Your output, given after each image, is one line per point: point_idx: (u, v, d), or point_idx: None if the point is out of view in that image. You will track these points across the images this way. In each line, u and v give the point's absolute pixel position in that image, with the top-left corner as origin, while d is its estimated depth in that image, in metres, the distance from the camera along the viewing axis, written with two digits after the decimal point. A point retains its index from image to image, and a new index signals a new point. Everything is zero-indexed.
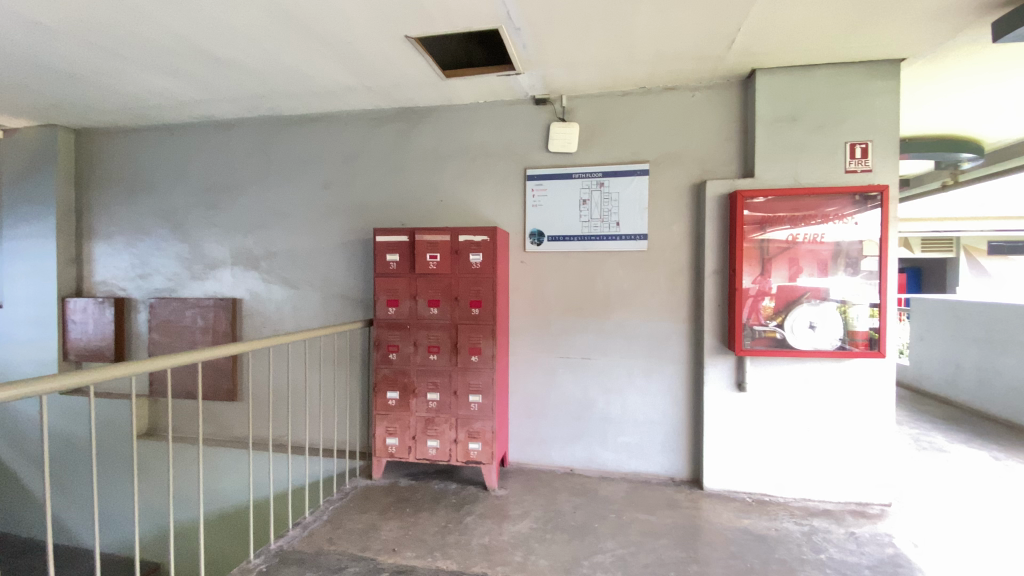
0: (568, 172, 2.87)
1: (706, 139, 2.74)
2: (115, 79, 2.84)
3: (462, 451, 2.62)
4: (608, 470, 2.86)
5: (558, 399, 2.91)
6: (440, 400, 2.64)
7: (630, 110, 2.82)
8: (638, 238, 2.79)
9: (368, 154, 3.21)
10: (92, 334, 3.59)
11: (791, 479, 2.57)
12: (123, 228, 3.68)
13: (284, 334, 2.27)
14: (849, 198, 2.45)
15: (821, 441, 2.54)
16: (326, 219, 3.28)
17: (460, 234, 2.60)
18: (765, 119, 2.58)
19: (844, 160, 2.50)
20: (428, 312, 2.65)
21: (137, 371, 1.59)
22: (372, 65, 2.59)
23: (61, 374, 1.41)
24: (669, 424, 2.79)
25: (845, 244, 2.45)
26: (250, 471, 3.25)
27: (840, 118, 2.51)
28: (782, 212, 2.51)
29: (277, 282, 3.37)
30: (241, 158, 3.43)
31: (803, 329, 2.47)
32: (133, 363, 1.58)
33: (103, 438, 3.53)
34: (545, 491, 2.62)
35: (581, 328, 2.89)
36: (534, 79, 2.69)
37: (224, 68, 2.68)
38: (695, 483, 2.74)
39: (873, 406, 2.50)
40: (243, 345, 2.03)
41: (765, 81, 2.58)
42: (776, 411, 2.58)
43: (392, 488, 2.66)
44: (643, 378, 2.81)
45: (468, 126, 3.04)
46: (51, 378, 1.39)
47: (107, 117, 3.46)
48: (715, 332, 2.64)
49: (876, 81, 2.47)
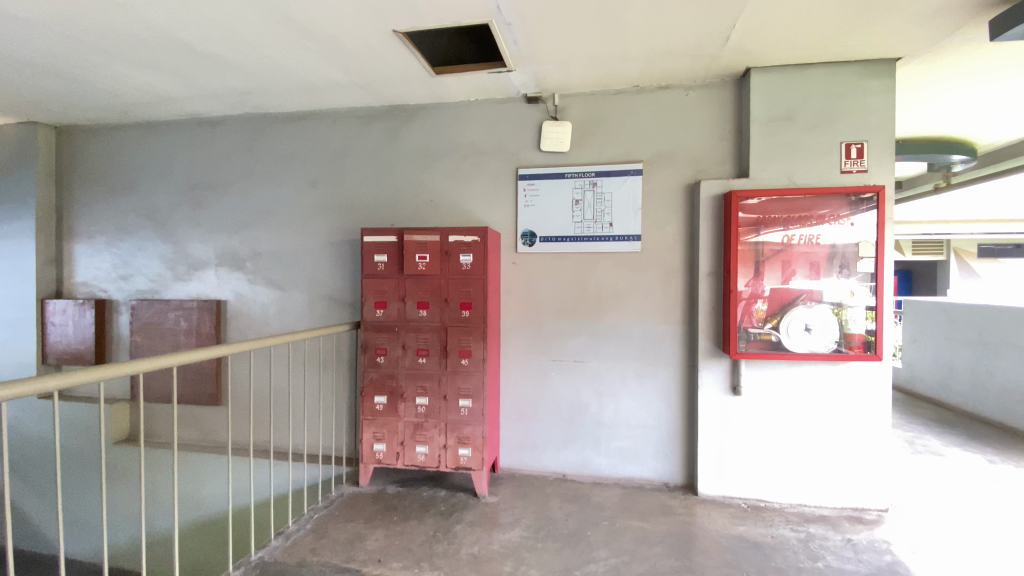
0: (561, 171, 2.82)
1: (699, 139, 2.70)
2: (95, 74, 2.75)
3: (451, 457, 2.55)
4: (601, 475, 2.80)
5: (550, 403, 2.86)
6: (429, 405, 2.57)
7: (623, 109, 2.78)
8: (631, 239, 2.74)
9: (356, 153, 3.14)
10: (72, 337, 3.48)
11: (788, 485, 2.53)
12: (105, 228, 3.58)
13: (269, 337, 2.20)
14: (845, 199, 2.41)
15: (817, 446, 2.50)
16: (314, 219, 3.20)
17: (450, 234, 2.54)
18: (760, 118, 2.54)
19: (840, 160, 2.47)
20: (416, 314, 2.58)
21: (110, 376, 1.54)
22: (361, 61, 2.53)
23: (33, 379, 1.36)
24: (663, 429, 2.74)
25: (840, 246, 2.42)
26: (234, 478, 3.16)
27: (836, 117, 2.48)
28: (776, 212, 2.47)
29: (262, 283, 3.29)
30: (226, 156, 3.35)
31: (799, 332, 2.43)
32: (108, 368, 1.54)
33: (82, 443, 3.43)
34: (537, 497, 2.57)
35: (573, 331, 2.83)
36: (526, 76, 2.64)
37: (208, 63, 2.61)
38: (689, 488, 2.69)
39: (869, 410, 2.46)
40: (227, 347, 1.97)
41: (760, 79, 2.54)
42: (771, 415, 2.53)
43: (380, 496, 2.59)
44: (636, 382, 2.76)
45: (459, 124, 2.98)
46: (22, 384, 1.33)
47: (88, 113, 3.37)
48: (710, 335, 2.59)
49: (871, 81, 2.45)
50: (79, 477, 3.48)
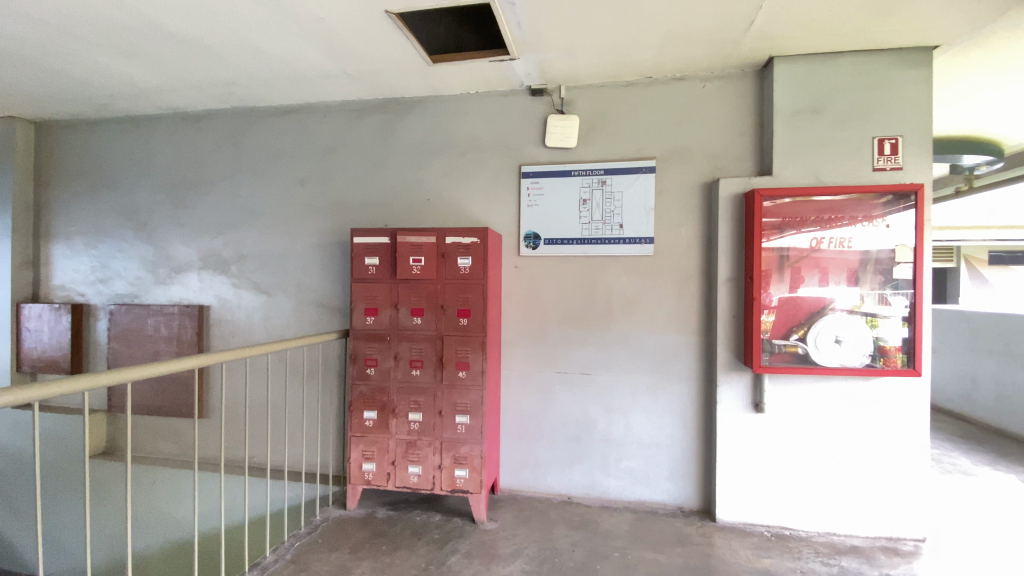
0: (567, 169, 2.63)
1: (717, 134, 2.50)
2: (67, 62, 2.56)
3: (447, 478, 2.33)
4: (610, 498, 2.58)
5: (554, 420, 2.64)
6: (423, 421, 2.36)
7: (635, 102, 2.59)
8: (643, 241, 2.54)
9: (348, 149, 2.95)
10: (47, 343, 3.29)
11: (815, 511, 2.31)
12: (84, 228, 3.39)
13: (260, 344, 2.05)
14: (879, 198, 2.21)
15: (847, 469, 2.28)
16: (302, 219, 3.01)
17: (447, 235, 2.34)
18: (784, 112, 2.35)
19: (873, 157, 2.27)
20: (410, 322, 2.37)
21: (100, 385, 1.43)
22: (351, 48, 2.33)
23: (25, 385, 1.26)
24: (677, 448, 2.52)
25: (874, 251, 2.21)
26: (218, 497, 2.96)
27: (867, 111, 2.28)
28: (803, 213, 2.26)
29: (247, 287, 3.09)
30: (212, 152, 3.16)
31: (829, 345, 2.22)
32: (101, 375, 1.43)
33: (54, 456, 3.22)
34: (540, 523, 2.34)
35: (579, 341, 2.62)
36: (531, 65, 2.44)
37: (187, 50, 2.41)
38: (705, 514, 2.47)
39: (905, 429, 2.24)
40: (215, 356, 1.84)
41: (784, 69, 2.35)
42: (797, 435, 2.32)
43: (368, 520, 2.37)
44: (648, 397, 2.55)
45: (458, 118, 2.79)
46: (15, 390, 1.23)
47: (66, 107, 3.18)
48: (729, 346, 2.38)
49: (905, 71, 2.25)
50: (52, 492, 3.27)
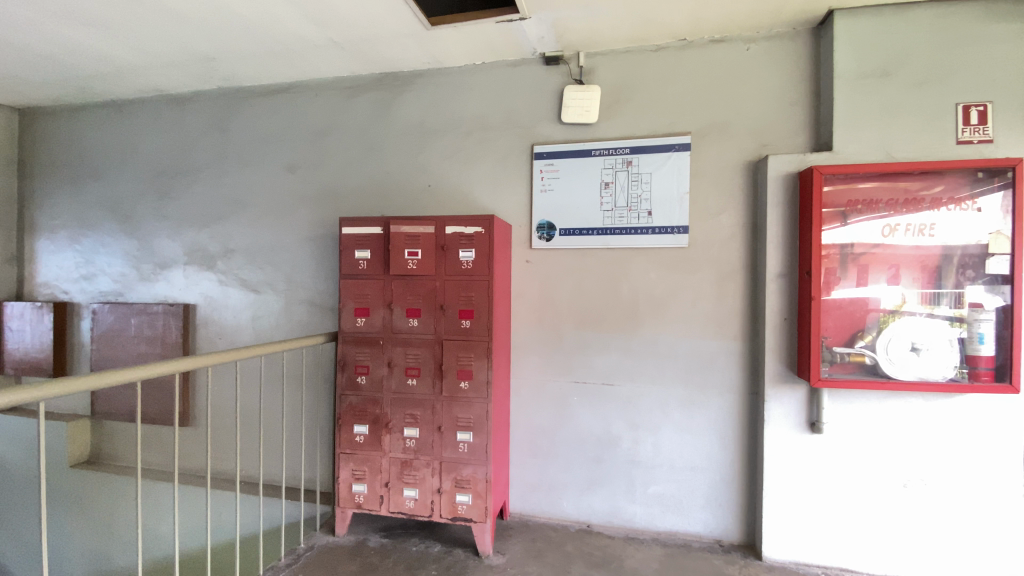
0: (586, 149, 2.29)
1: (763, 104, 2.13)
2: (32, 38, 2.31)
3: (446, 505, 2.03)
4: (635, 528, 2.25)
5: (572, 436, 2.32)
6: (420, 438, 2.05)
7: (664, 69, 2.24)
8: (675, 231, 2.19)
9: (341, 132, 2.66)
10: (29, 344, 3.08)
11: (881, 550, 1.94)
12: (68, 222, 3.17)
13: (252, 346, 1.80)
14: (968, 175, 1.82)
15: (922, 502, 1.91)
16: (292, 209, 2.73)
17: (448, 224, 2.03)
18: (845, 76, 1.97)
19: (957, 128, 1.88)
20: (406, 323, 2.07)
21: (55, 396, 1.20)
22: (338, 11, 2.03)
23: None
24: (715, 472, 2.17)
25: (960, 243, 1.83)
26: (204, 511, 2.72)
27: (949, 73, 1.89)
28: (872, 196, 1.90)
29: (234, 284, 2.83)
30: (197, 138, 2.91)
31: (904, 354, 1.84)
32: (56, 383, 1.21)
33: (34, 465, 3.01)
34: (555, 559, 2.02)
35: (600, 347, 2.29)
36: (544, 28, 2.11)
37: (157, 19, 2.13)
38: (748, 549, 2.11)
39: (997, 455, 1.85)
40: (200, 359, 1.59)
41: (845, 25, 1.97)
42: (862, 460, 1.95)
43: (358, 551, 2.07)
44: (681, 412, 2.20)
45: (462, 94, 2.48)
46: None
47: (45, 91, 2.96)
48: (779, 354, 2.02)
49: (999, 23, 1.85)
50: (34, 503, 3.06)
